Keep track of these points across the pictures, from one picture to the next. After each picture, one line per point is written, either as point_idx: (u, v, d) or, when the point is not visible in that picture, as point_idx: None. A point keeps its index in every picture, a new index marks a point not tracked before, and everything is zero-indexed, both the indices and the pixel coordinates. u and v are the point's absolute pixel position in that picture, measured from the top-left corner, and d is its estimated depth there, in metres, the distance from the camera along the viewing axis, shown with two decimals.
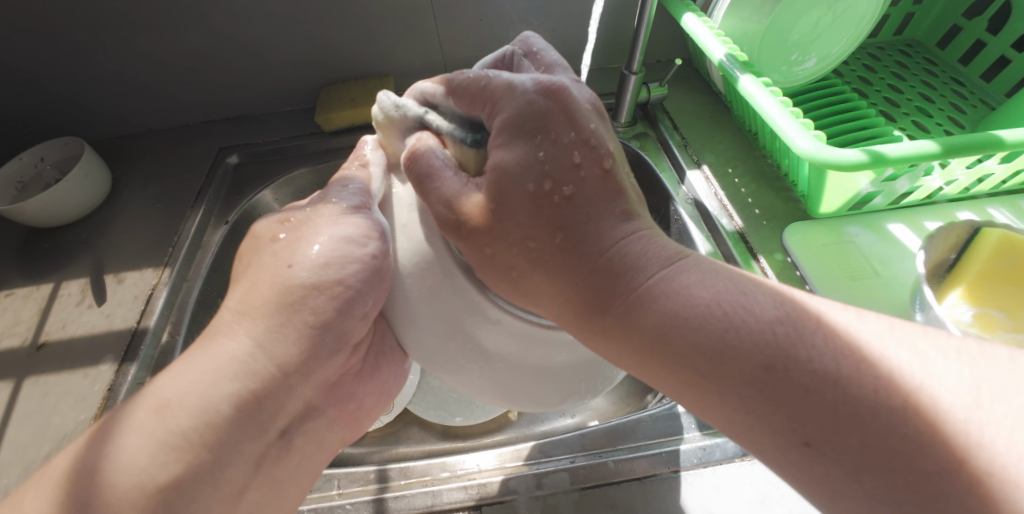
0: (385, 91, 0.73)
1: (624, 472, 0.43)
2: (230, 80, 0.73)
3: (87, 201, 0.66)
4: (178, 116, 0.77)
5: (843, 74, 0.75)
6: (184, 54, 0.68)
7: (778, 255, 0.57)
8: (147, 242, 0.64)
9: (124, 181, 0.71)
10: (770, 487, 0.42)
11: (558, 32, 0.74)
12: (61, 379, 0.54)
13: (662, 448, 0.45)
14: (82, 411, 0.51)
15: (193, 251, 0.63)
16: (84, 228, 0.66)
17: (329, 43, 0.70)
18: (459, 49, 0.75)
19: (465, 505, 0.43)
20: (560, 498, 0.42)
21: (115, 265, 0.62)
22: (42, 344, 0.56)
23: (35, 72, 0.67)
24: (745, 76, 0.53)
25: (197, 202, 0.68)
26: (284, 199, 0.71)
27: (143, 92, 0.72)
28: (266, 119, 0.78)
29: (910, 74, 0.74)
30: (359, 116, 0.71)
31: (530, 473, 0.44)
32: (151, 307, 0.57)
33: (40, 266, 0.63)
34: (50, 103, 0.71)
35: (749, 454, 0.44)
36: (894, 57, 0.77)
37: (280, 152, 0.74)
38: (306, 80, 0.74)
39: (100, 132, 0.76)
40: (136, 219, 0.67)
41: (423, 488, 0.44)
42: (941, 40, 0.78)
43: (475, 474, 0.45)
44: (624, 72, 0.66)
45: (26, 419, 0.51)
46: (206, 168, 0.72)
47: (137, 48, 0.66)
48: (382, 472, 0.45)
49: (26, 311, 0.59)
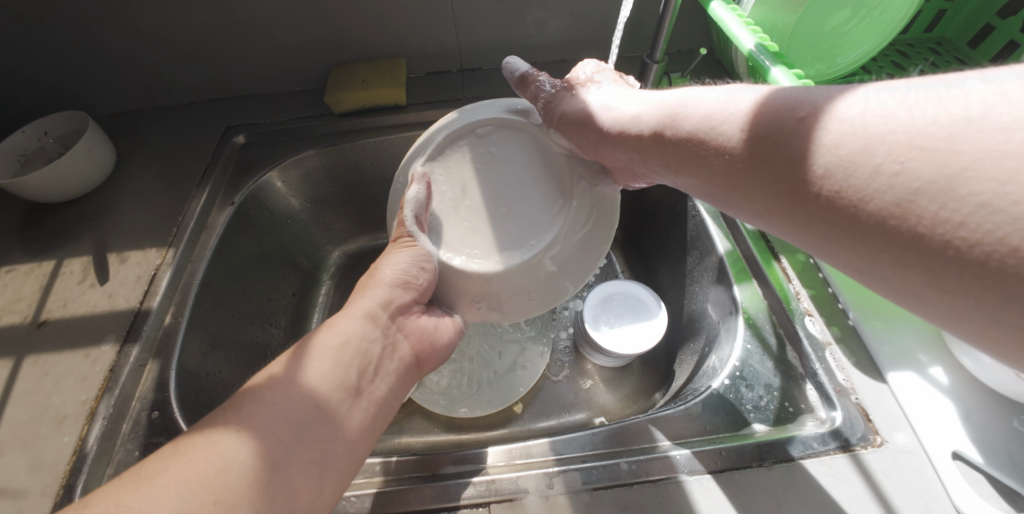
0: (397, 74, 0.71)
1: (639, 474, 0.42)
2: (241, 59, 0.71)
3: (89, 178, 0.65)
4: (184, 93, 0.75)
5: (870, 71, 0.73)
6: (193, 28, 0.66)
7: (801, 255, 0.55)
8: (149, 221, 0.63)
9: (128, 158, 0.69)
10: (788, 495, 0.41)
11: (579, 16, 0.72)
12: (60, 360, 0.52)
13: (662, 452, 0.43)
14: (83, 392, 0.50)
15: (199, 232, 0.61)
16: (87, 204, 0.65)
17: (342, 22, 0.68)
18: (475, 32, 0.72)
19: (473, 503, 0.41)
20: (571, 498, 0.41)
21: (119, 244, 0.61)
22: (43, 321, 0.55)
23: (38, 42, 0.65)
24: (776, 68, 0.50)
25: (203, 183, 0.66)
26: (292, 181, 0.70)
27: (148, 66, 0.70)
28: (274, 98, 0.76)
29: (939, 73, 0.72)
30: (369, 98, 0.69)
31: (541, 473, 0.42)
32: (154, 288, 0.56)
33: (42, 243, 0.62)
34: (52, 76, 0.69)
35: (766, 461, 0.42)
36: (923, 55, 0.75)
37: (288, 133, 0.72)
38: (317, 60, 0.72)
39: (103, 106, 0.74)
40: (141, 198, 0.65)
41: (430, 483, 0.43)
42: (972, 39, 0.75)
43: (485, 470, 0.44)
44: (646, 61, 0.63)
45: (25, 398, 0.50)
46: (213, 148, 0.70)
47: (144, 22, 0.64)
48: (388, 466, 0.46)
49: (27, 288, 0.58)
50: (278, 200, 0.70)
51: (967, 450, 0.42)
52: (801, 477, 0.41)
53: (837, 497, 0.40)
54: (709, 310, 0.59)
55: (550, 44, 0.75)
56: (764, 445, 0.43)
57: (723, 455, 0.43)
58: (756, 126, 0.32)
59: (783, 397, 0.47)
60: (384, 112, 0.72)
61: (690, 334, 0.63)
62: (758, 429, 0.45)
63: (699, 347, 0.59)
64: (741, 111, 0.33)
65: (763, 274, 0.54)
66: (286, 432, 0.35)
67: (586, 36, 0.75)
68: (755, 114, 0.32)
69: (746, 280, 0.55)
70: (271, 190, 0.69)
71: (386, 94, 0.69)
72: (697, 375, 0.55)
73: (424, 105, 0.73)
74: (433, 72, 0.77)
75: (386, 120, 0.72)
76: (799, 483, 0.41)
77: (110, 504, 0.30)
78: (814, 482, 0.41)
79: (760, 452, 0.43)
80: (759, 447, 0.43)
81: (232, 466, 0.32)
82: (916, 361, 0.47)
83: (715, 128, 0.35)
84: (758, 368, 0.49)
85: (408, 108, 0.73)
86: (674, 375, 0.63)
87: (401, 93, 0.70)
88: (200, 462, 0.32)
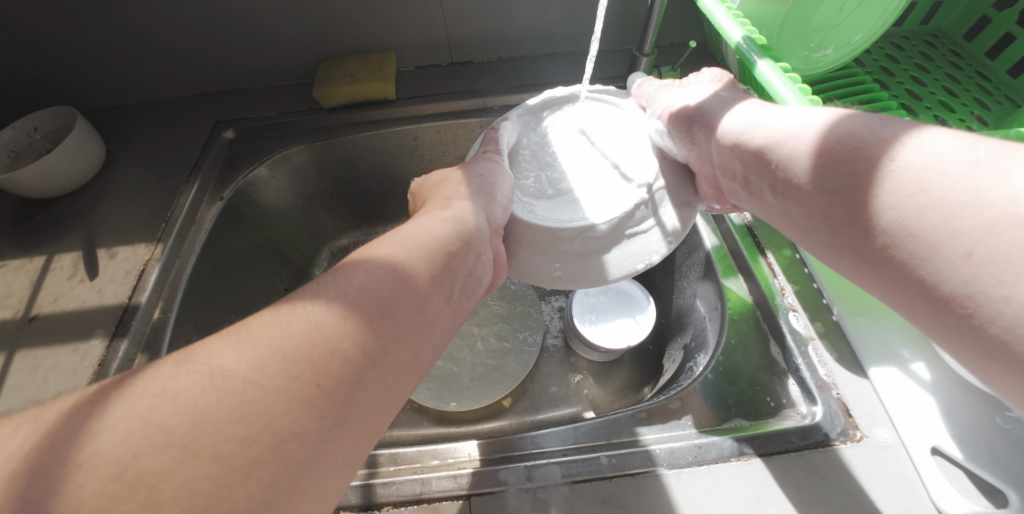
0: (385, 67, 0.71)
1: (619, 468, 0.42)
2: (230, 53, 0.71)
3: (79, 173, 0.65)
4: (174, 88, 0.75)
5: (863, 64, 0.72)
6: (180, 23, 0.66)
7: (787, 251, 0.55)
8: (138, 216, 0.63)
9: (119, 153, 0.70)
10: (766, 489, 0.41)
11: (569, 9, 0.71)
12: (50, 354, 0.53)
13: (642, 445, 0.44)
14: (72, 387, 0.50)
15: (187, 227, 0.62)
16: (78, 200, 0.65)
17: (330, 15, 0.67)
18: (464, 25, 0.72)
19: (454, 495, 0.42)
20: (550, 491, 0.41)
21: (108, 239, 0.61)
22: (34, 316, 0.56)
23: (26, 38, 0.64)
24: (763, 62, 0.50)
25: (192, 177, 0.66)
26: (281, 176, 0.70)
27: (137, 61, 0.70)
28: (264, 93, 0.76)
29: (934, 66, 0.71)
30: (357, 93, 0.69)
31: (521, 465, 0.43)
32: (143, 283, 0.57)
33: (33, 239, 0.62)
34: (41, 71, 0.69)
35: (746, 454, 0.42)
36: (918, 48, 0.74)
37: (277, 128, 0.72)
38: (306, 54, 0.72)
39: (94, 101, 0.74)
40: (131, 193, 0.65)
41: (412, 476, 0.43)
42: (967, 31, 0.74)
43: (467, 462, 0.44)
44: (635, 55, 0.63)
45: (16, 392, 0.51)
46: (202, 142, 0.70)
47: (131, 16, 0.64)
48: (372, 458, 0.45)
49: (18, 283, 0.58)
50: (268, 195, 0.70)
51: (947, 446, 0.42)
52: (778, 471, 0.42)
53: (814, 491, 0.41)
54: (696, 305, 0.59)
55: (540, 37, 0.75)
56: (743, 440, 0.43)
57: (701, 449, 0.43)
58: (822, 151, 0.34)
59: (764, 392, 0.47)
60: (374, 106, 0.72)
61: (678, 328, 0.63)
62: (738, 424, 0.45)
63: (686, 341, 0.59)
64: (810, 135, 0.35)
65: (749, 268, 0.54)
66: (383, 328, 0.28)
67: (577, 29, 0.74)
68: (824, 138, 0.34)
69: (732, 275, 0.55)
70: (260, 186, 0.69)
71: (375, 88, 0.69)
72: (682, 370, 0.55)
73: (414, 99, 0.72)
74: (423, 66, 0.77)
75: (375, 114, 0.72)
76: (777, 477, 0.41)
77: (217, 364, 0.23)
78: (792, 476, 0.41)
79: (738, 446, 0.43)
80: (737, 442, 0.43)
81: (298, 356, 0.24)
82: (899, 357, 0.47)
83: (776, 144, 0.38)
84: (740, 363, 0.49)
85: (398, 102, 0.72)
86: (661, 369, 0.63)
87: (390, 87, 0.70)
88: (294, 340, 0.25)
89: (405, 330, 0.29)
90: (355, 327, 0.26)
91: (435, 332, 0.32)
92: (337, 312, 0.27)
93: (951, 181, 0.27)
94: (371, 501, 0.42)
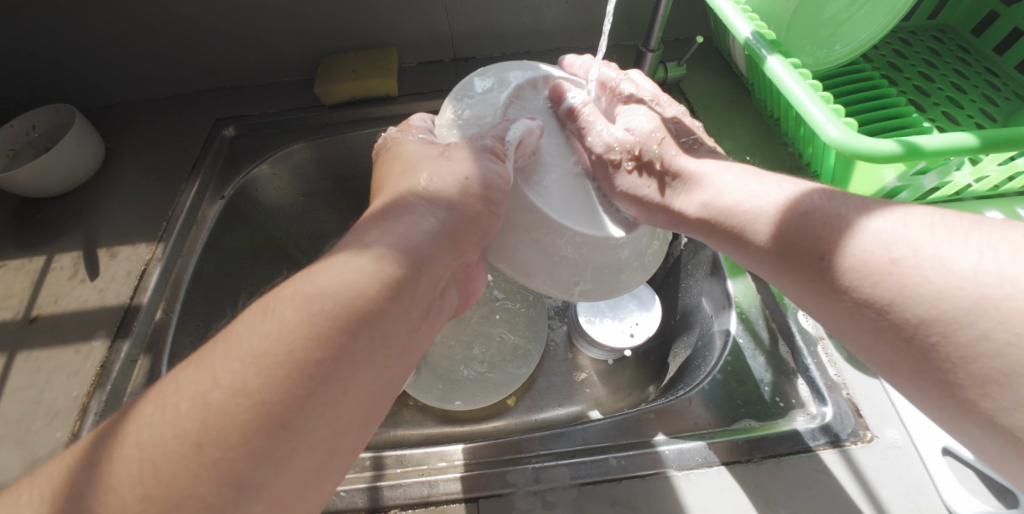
0: (387, 64, 0.70)
1: (628, 469, 0.42)
2: (229, 50, 0.70)
3: (78, 172, 0.64)
4: (174, 85, 0.74)
5: (871, 59, 0.71)
6: (180, 19, 0.65)
7: None
8: (139, 215, 0.62)
9: (118, 152, 0.69)
10: (776, 490, 0.40)
11: (574, 4, 0.70)
12: (52, 355, 0.52)
13: (652, 447, 0.43)
14: (74, 388, 0.50)
15: (189, 225, 0.61)
16: (77, 198, 0.64)
17: (332, 12, 0.67)
18: (467, 21, 0.71)
19: (462, 498, 0.41)
20: (559, 494, 0.41)
21: (109, 238, 0.61)
22: (34, 317, 0.55)
23: (23, 34, 0.64)
24: (773, 57, 0.49)
25: (193, 175, 0.66)
26: (283, 174, 0.70)
27: (137, 58, 0.69)
28: (265, 89, 0.75)
29: (942, 62, 0.70)
30: (359, 90, 0.69)
31: (529, 467, 0.42)
32: (144, 284, 0.56)
33: (32, 238, 0.61)
34: (38, 68, 0.68)
35: (755, 456, 0.42)
36: (926, 43, 0.73)
37: (277, 126, 0.71)
38: (307, 50, 0.71)
39: (92, 98, 0.73)
40: (132, 192, 0.65)
41: (419, 478, 0.43)
42: (976, 27, 0.73)
43: (475, 465, 0.43)
44: (641, 50, 0.62)
45: (17, 393, 0.50)
46: (203, 140, 0.69)
47: (129, 12, 0.63)
48: (378, 460, 0.45)
49: (18, 283, 0.58)
50: (270, 193, 0.69)
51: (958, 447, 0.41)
52: (789, 472, 0.41)
53: (823, 491, 0.40)
54: (703, 304, 0.58)
55: (544, 32, 0.74)
56: (753, 441, 0.43)
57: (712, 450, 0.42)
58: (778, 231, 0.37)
59: (773, 393, 0.47)
60: (375, 103, 0.71)
61: (684, 328, 0.62)
62: (747, 425, 0.45)
63: (693, 340, 0.59)
64: (769, 209, 0.38)
65: None
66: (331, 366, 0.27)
67: (582, 24, 0.73)
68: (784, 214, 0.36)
69: (740, 274, 0.54)
70: (262, 183, 0.68)
71: (377, 85, 0.68)
72: (689, 369, 0.55)
73: (416, 96, 0.72)
74: (425, 62, 0.76)
75: (377, 111, 0.71)
76: (788, 478, 0.41)
77: (187, 404, 0.25)
78: (803, 478, 0.41)
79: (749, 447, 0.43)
80: (747, 443, 0.43)
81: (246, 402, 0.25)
82: None
83: (744, 213, 0.40)
84: (749, 364, 0.49)
85: (400, 99, 0.71)
86: (667, 367, 0.63)
87: (392, 84, 0.69)
88: (234, 400, 0.24)
89: (354, 378, 0.27)
90: (297, 372, 0.26)
91: (394, 363, 0.30)
92: (278, 353, 0.26)
93: (893, 270, 0.29)
94: (378, 504, 0.41)
